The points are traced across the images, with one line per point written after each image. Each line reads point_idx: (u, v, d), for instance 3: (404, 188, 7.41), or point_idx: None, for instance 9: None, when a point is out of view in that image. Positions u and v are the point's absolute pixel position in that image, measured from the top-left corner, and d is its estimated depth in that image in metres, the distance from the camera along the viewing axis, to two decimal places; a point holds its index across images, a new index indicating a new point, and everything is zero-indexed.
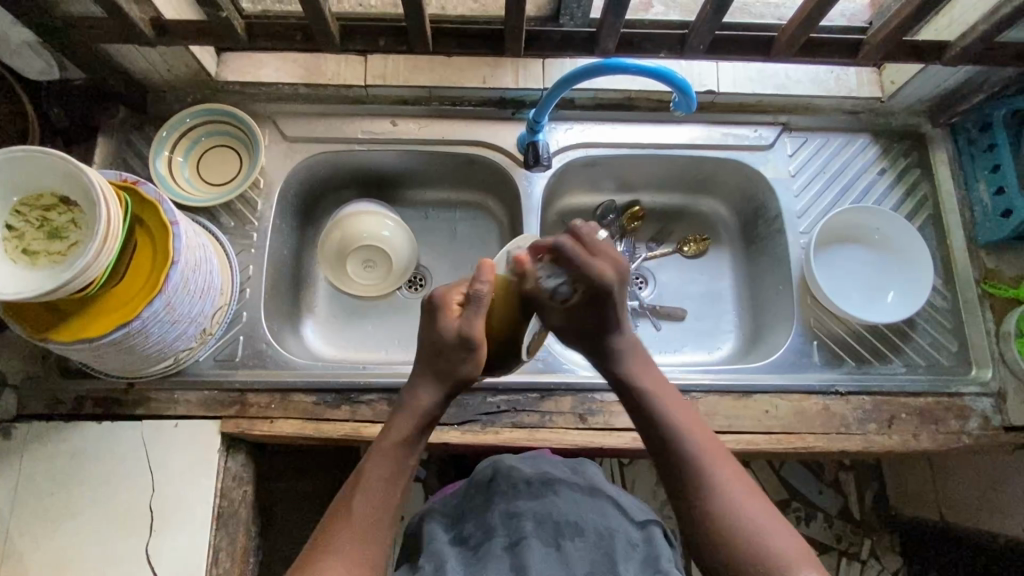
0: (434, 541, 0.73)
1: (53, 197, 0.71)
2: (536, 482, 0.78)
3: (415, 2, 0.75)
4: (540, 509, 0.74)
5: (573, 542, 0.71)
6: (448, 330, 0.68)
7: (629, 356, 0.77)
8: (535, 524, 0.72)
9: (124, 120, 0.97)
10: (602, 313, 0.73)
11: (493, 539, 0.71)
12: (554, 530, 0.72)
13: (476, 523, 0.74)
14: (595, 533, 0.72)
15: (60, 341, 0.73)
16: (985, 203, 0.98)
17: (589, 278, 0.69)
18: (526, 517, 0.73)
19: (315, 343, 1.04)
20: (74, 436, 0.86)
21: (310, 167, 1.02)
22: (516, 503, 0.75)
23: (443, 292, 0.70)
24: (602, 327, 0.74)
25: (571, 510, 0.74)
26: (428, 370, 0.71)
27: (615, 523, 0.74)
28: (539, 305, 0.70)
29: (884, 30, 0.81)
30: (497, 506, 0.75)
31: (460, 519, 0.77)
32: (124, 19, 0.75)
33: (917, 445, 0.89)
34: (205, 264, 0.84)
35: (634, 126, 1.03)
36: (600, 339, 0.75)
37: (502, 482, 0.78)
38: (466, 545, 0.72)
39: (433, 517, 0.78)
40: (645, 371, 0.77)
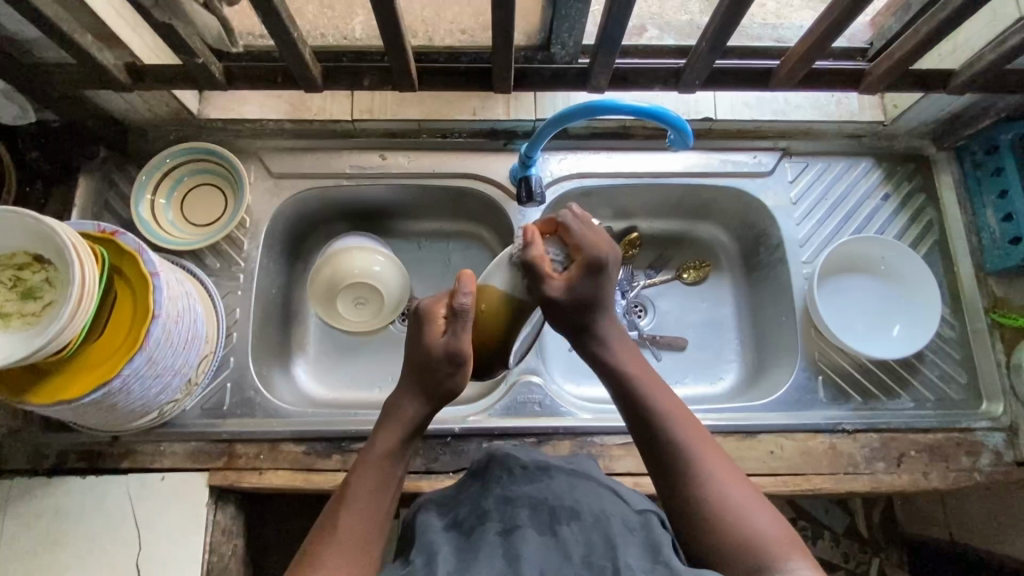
0: (425, 529, 0.63)
1: (26, 255, 0.69)
2: (533, 468, 0.69)
3: (399, 46, 0.72)
4: (535, 494, 0.64)
5: (568, 527, 0.60)
6: (435, 344, 0.65)
7: (614, 341, 0.71)
8: (530, 511, 0.62)
9: (105, 160, 0.95)
10: (601, 284, 0.68)
11: (486, 523, 0.61)
12: (549, 516, 0.61)
13: (470, 509, 0.65)
14: (592, 515, 0.61)
15: (37, 403, 0.70)
16: (993, 229, 0.95)
17: (588, 247, 0.67)
18: (520, 503, 0.63)
19: (306, 383, 1.01)
20: (58, 492, 0.83)
21: (298, 203, 0.99)
22: (512, 488, 0.65)
23: (429, 304, 0.68)
24: (596, 302, 0.68)
25: (569, 494, 0.64)
26: (411, 383, 0.68)
27: (613, 507, 0.63)
28: (539, 279, 0.67)
29: (887, 62, 0.78)
30: (491, 493, 0.66)
31: (456, 506, 0.67)
32: (98, 67, 0.72)
33: (927, 483, 0.87)
34: (189, 313, 0.81)
35: (629, 154, 1.00)
36: (591, 317, 0.69)
37: (498, 469, 0.69)
38: (459, 529, 0.62)
39: (428, 507, 0.68)
40: (631, 356, 0.71)
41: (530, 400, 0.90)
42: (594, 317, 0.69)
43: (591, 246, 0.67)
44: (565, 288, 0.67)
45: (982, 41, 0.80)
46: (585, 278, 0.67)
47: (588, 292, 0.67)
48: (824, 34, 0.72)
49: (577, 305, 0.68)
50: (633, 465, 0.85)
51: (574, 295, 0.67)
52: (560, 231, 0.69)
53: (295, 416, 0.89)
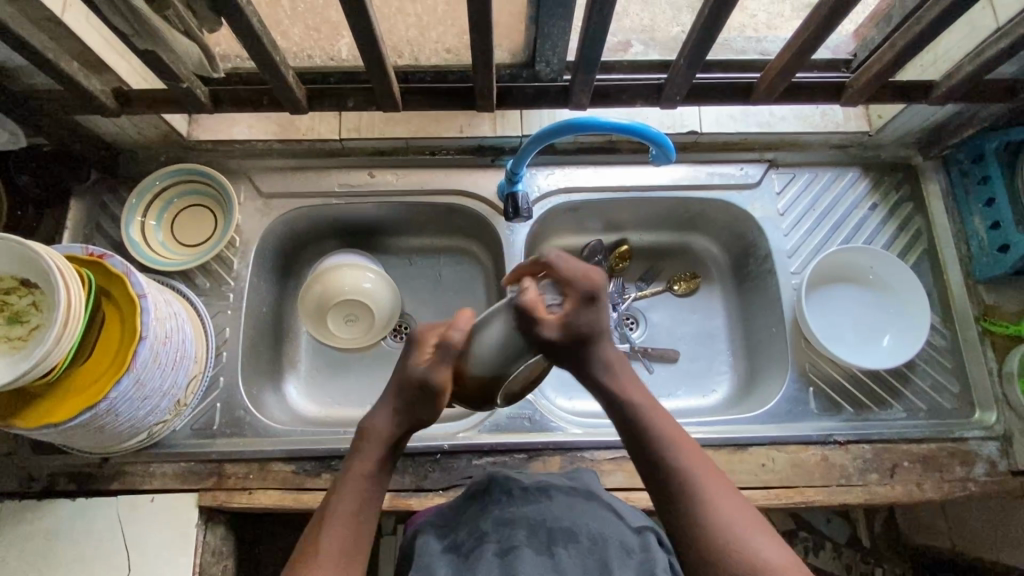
0: (423, 552, 0.62)
1: (13, 279, 0.70)
2: (532, 489, 0.68)
3: (381, 67, 0.74)
4: (533, 515, 0.63)
5: (566, 550, 0.59)
6: (414, 368, 0.65)
7: (617, 373, 0.67)
8: (528, 532, 0.61)
9: (97, 182, 0.96)
10: (597, 315, 0.65)
11: (483, 545, 0.60)
12: (547, 538, 0.60)
13: (469, 530, 0.64)
14: (589, 539, 0.61)
15: (26, 427, 0.70)
16: (981, 237, 0.95)
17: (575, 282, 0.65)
18: (519, 524, 0.62)
19: (297, 402, 1.01)
20: (47, 515, 0.83)
21: (288, 222, 1.00)
22: (509, 509, 0.64)
23: (421, 331, 0.68)
24: (593, 334, 0.65)
25: (567, 516, 0.63)
26: (390, 401, 0.66)
27: (611, 529, 0.63)
28: (533, 322, 0.63)
29: (865, 75, 0.79)
30: (489, 513, 0.65)
31: (455, 528, 0.66)
32: (86, 94, 0.74)
33: (921, 495, 0.86)
34: (177, 333, 0.81)
35: (616, 169, 1.01)
36: (584, 352, 0.66)
37: (496, 491, 0.68)
38: (458, 552, 0.61)
39: (426, 530, 0.66)
40: (636, 387, 0.68)
41: (520, 416, 0.89)
42: (588, 351, 0.66)
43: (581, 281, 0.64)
44: (559, 324, 0.64)
45: (961, 52, 0.81)
46: (579, 311, 0.64)
47: (582, 327, 0.64)
48: (802, 49, 0.73)
49: (569, 343, 0.65)
50: (624, 479, 0.85)
51: (570, 330, 0.64)
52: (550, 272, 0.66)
53: (284, 435, 0.89)
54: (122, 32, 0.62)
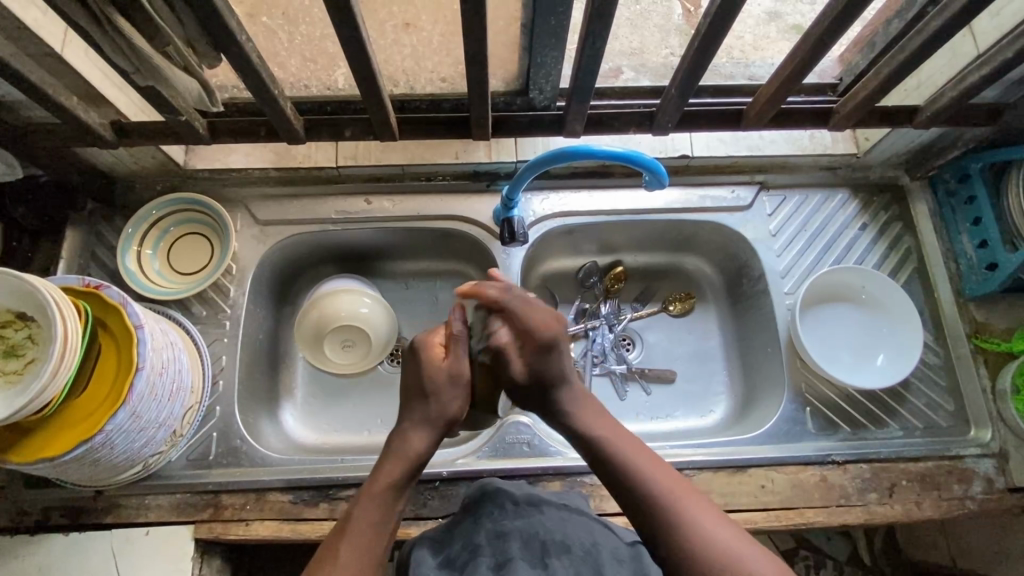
0: (418, 566, 0.61)
1: (9, 313, 0.69)
2: (525, 503, 0.69)
3: (378, 99, 0.75)
4: (527, 527, 0.64)
5: (559, 559, 0.60)
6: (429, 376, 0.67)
7: (579, 407, 0.69)
8: (522, 544, 0.61)
9: (93, 212, 0.96)
10: (559, 359, 0.68)
11: (477, 558, 0.60)
12: (540, 549, 0.61)
13: (463, 544, 0.63)
14: (583, 549, 0.62)
15: (19, 462, 0.70)
16: (970, 256, 0.96)
17: (535, 329, 0.67)
18: (512, 537, 0.62)
19: (294, 429, 1.00)
20: (38, 551, 0.82)
21: (285, 249, 1.00)
22: (503, 523, 0.65)
23: (423, 338, 0.70)
24: (555, 380, 0.68)
25: (559, 528, 0.64)
26: (411, 413, 0.67)
27: (604, 539, 0.65)
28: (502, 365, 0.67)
29: (852, 101, 0.81)
30: (483, 527, 0.65)
31: (449, 541, 0.65)
32: (84, 127, 0.74)
33: (921, 513, 0.86)
34: (174, 363, 0.81)
35: (610, 193, 1.02)
36: (552, 395, 0.68)
37: (489, 503, 0.69)
38: (453, 566, 0.61)
39: (422, 542, 0.66)
40: (597, 417, 0.68)
41: (519, 441, 0.89)
42: (552, 396, 0.68)
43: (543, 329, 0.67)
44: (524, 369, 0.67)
45: (944, 77, 0.83)
46: (537, 358, 0.67)
47: (543, 370, 0.67)
48: (791, 76, 0.74)
49: (538, 387, 0.67)
50: None
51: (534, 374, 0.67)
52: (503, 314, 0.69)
53: (282, 464, 0.88)
54: (123, 69, 0.63)
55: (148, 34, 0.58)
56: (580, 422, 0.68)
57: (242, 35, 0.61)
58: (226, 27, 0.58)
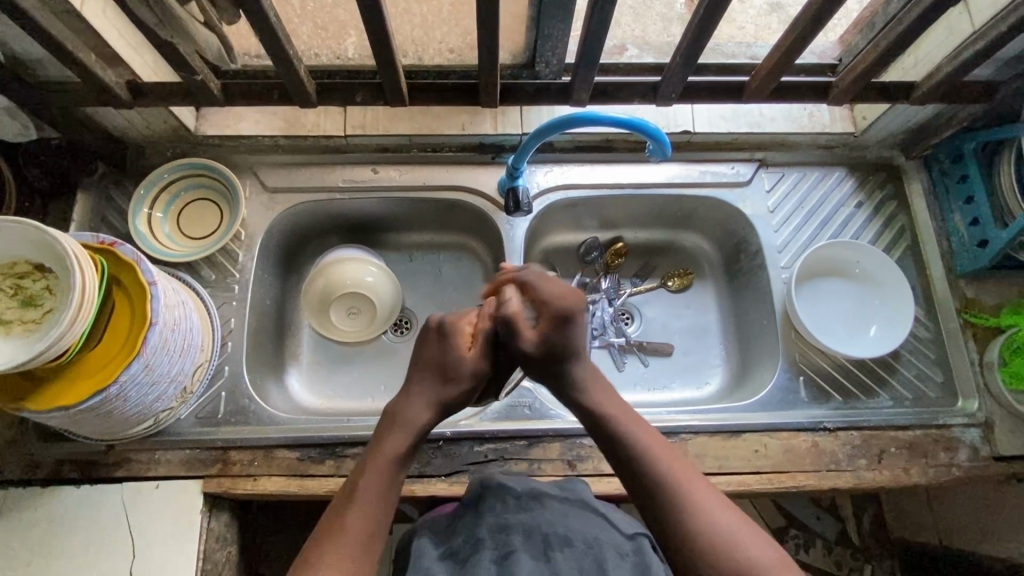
0: (421, 555, 0.67)
1: (28, 264, 0.72)
2: (526, 498, 0.73)
3: (390, 62, 0.77)
4: (529, 521, 0.69)
5: (562, 553, 0.65)
6: (458, 357, 0.71)
7: (593, 390, 0.72)
8: (524, 538, 0.67)
9: (104, 175, 0.97)
10: (571, 332, 0.70)
11: (481, 551, 0.65)
12: (543, 543, 0.67)
13: (466, 536, 0.69)
14: (583, 542, 0.67)
15: (35, 409, 0.71)
16: (962, 234, 0.99)
17: (552, 302, 0.70)
18: (514, 531, 0.68)
19: (300, 394, 1.03)
20: (51, 502, 0.84)
21: (293, 217, 1.02)
22: (505, 517, 0.70)
23: (455, 320, 0.73)
24: (569, 352, 0.70)
25: (562, 522, 0.70)
26: (419, 385, 0.70)
27: (605, 534, 0.69)
28: (512, 334, 0.69)
29: (851, 75, 0.83)
30: (486, 520, 0.70)
31: (452, 533, 0.70)
32: (102, 85, 0.76)
33: (908, 479, 0.89)
34: (185, 321, 0.83)
35: (613, 167, 1.04)
36: (562, 367, 0.71)
37: (492, 497, 0.74)
38: (456, 557, 0.66)
39: (423, 534, 0.71)
40: (611, 401, 0.72)
41: (521, 404, 0.91)
42: (563, 368, 0.71)
43: (562, 300, 0.70)
44: (536, 341, 0.70)
45: (939, 55, 0.85)
46: (553, 331, 0.69)
47: (558, 342, 0.69)
48: (790, 50, 0.77)
49: (551, 357, 0.70)
50: None
51: (547, 344, 0.69)
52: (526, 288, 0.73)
53: (289, 423, 0.90)
54: None
55: None
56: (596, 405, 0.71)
57: None
58: None
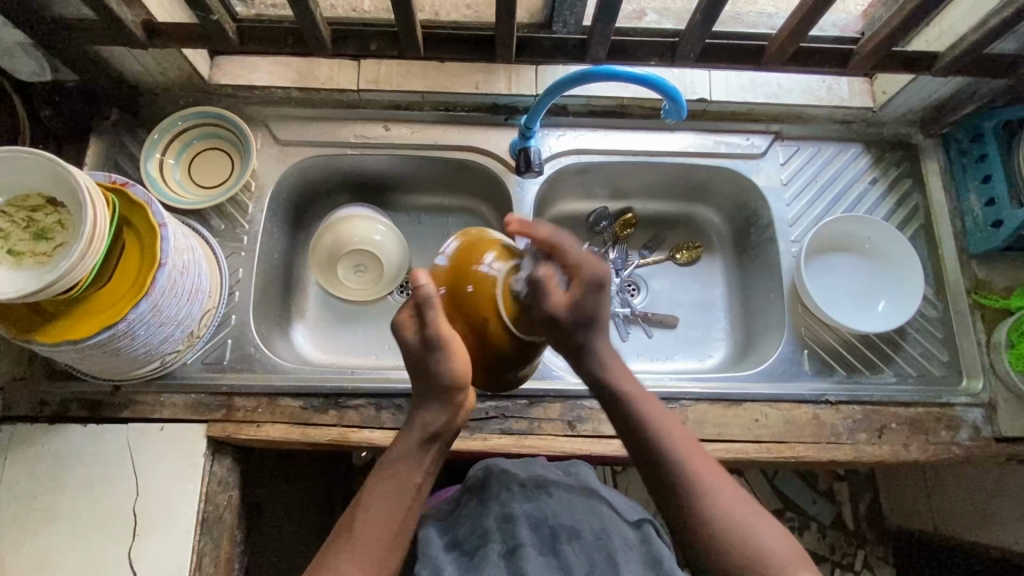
0: (429, 546, 0.73)
1: (41, 197, 0.72)
2: (531, 486, 0.77)
3: (406, 9, 0.76)
4: (535, 514, 0.74)
5: (570, 546, 0.70)
6: (414, 344, 0.64)
7: (610, 366, 0.70)
8: (532, 531, 0.72)
9: (118, 121, 0.97)
10: (599, 300, 0.66)
11: (488, 544, 0.71)
12: (550, 536, 0.72)
13: (472, 528, 0.74)
14: (591, 535, 0.72)
15: (44, 342, 0.72)
16: (976, 213, 0.98)
17: (588, 265, 0.66)
18: (521, 522, 0.73)
19: (305, 348, 1.03)
20: (58, 439, 0.85)
21: (303, 171, 1.02)
22: (511, 507, 0.74)
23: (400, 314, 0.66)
24: (587, 337, 0.68)
25: (568, 513, 0.74)
26: (422, 391, 0.67)
27: (612, 524, 0.74)
28: (540, 295, 0.63)
29: (873, 41, 0.81)
30: (492, 511, 0.74)
31: (456, 524, 0.76)
32: (117, 22, 0.75)
33: (908, 455, 0.89)
34: (194, 267, 0.83)
35: (626, 133, 1.03)
36: (587, 336, 0.68)
37: (496, 485, 0.77)
38: (462, 549, 0.72)
39: (429, 523, 0.77)
40: (630, 381, 0.70)
41: None
42: (588, 339, 0.68)
43: (592, 267, 0.66)
44: (567, 304, 0.64)
45: (964, 25, 0.83)
46: (588, 295, 0.65)
47: (589, 308, 0.65)
48: (812, 10, 0.75)
49: (578, 325, 0.66)
50: None
51: (576, 309, 0.65)
52: (554, 251, 0.65)
53: (293, 372, 0.91)
54: None
55: None
56: (613, 385, 0.69)
57: None
58: None
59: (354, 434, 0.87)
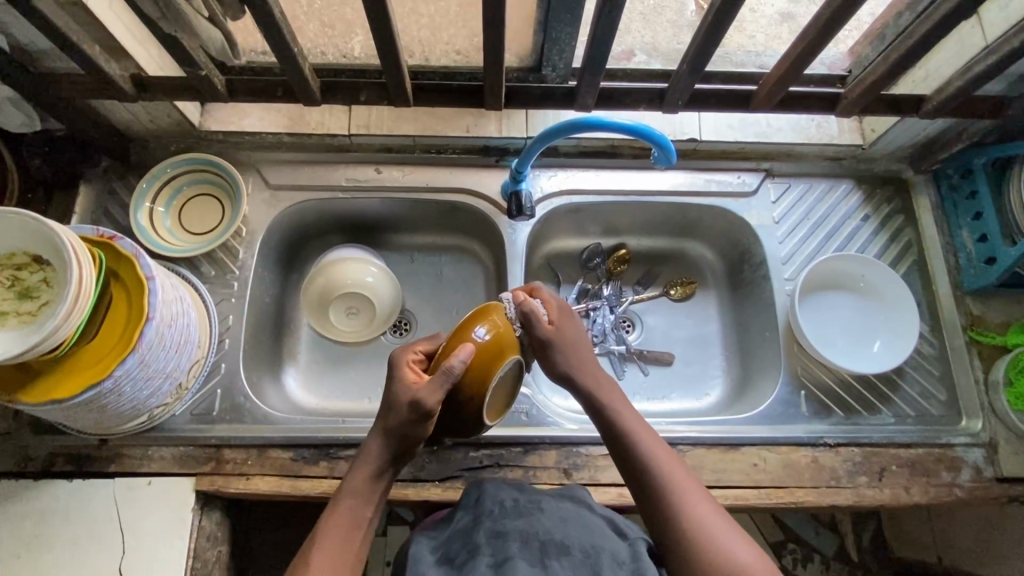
0: (416, 564, 0.68)
1: (26, 255, 0.71)
2: (525, 501, 0.74)
3: (393, 62, 0.76)
4: (527, 528, 0.69)
5: (559, 562, 0.65)
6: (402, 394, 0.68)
7: (593, 377, 0.77)
8: (521, 545, 0.67)
9: (108, 169, 0.97)
10: (571, 329, 0.78)
11: (477, 557, 0.66)
12: (539, 551, 0.67)
13: (462, 543, 0.69)
14: (581, 551, 0.67)
15: (28, 403, 0.71)
16: (969, 250, 0.98)
17: (559, 301, 0.79)
18: (511, 537, 0.68)
19: (297, 393, 1.02)
20: (42, 496, 0.84)
21: (294, 215, 1.02)
22: (502, 522, 0.70)
23: (402, 352, 0.72)
24: (569, 350, 0.77)
25: (560, 528, 0.69)
26: (378, 421, 0.71)
27: (604, 539, 0.69)
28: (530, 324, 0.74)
29: (861, 86, 0.82)
30: (482, 527, 0.70)
31: (446, 541, 0.71)
32: (105, 78, 0.75)
33: (909, 498, 0.88)
34: (182, 316, 0.82)
35: (617, 173, 1.04)
36: (566, 357, 0.77)
37: (488, 501, 0.74)
38: (451, 564, 0.67)
39: (419, 536, 0.73)
40: (615, 396, 0.77)
41: (517, 410, 0.91)
42: (566, 359, 0.76)
43: (563, 301, 0.79)
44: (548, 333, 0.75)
45: (950, 68, 0.84)
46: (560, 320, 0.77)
47: (563, 332, 0.77)
48: (798, 59, 0.75)
49: (558, 346, 0.76)
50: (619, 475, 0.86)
51: (556, 336, 0.76)
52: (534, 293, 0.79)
53: (284, 423, 0.89)
54: (148, 17, 0.65)
55: None
56: (597, 397, 0.76)
57: None
58: None
59: None
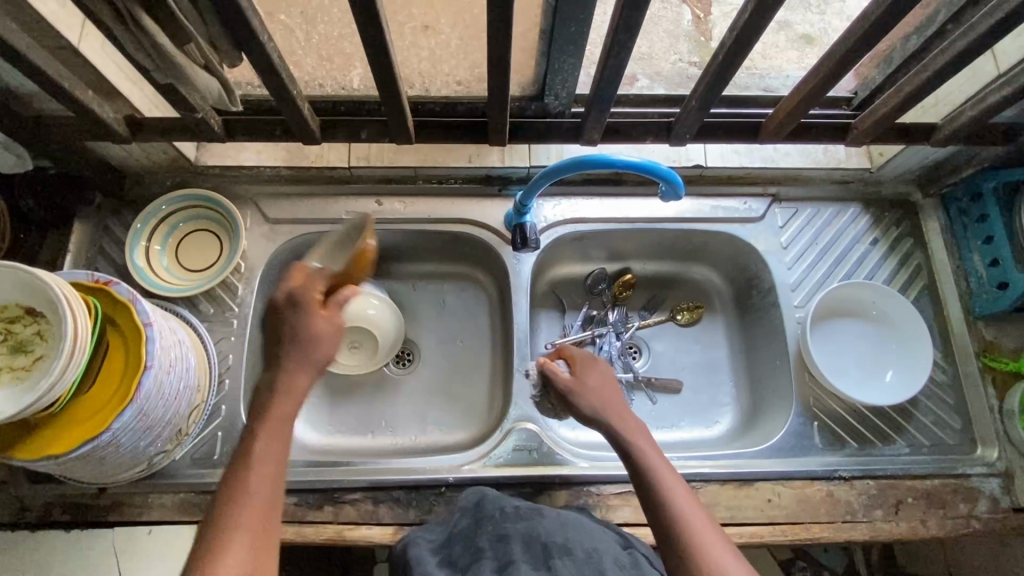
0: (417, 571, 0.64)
1: (19, 307, 0.69)
2: (525, 508, 0.71)
3: (394, 100, 0.75)
4: (528, 531, 0.66)
5: (563, 560, 0.61)
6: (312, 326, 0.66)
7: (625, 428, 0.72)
8: (523, 547, 0.64)
9: (102, 205, 0.95)
10: (600, 382, 0.77)
11: (481, 559, 0.63)
12: (542, 551, 0.63)
13: (464, 548, 0.67)
14: (584, 551, 0.64)
15: (23, 459, 0.69)
16: (980, 274, 0.96)
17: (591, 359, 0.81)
18: (513, 539, 0.65)
19: (299, 430, 1.00)
20: (40, 548, 0.81)
21: (294, 249, 1.00)
22: (504, 526, 0.68)
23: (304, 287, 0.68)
24: (599, 402, 0.75)
25: (561, 532, 0.66)
26: (288, 350, 0.65)
27: (604, 545, 0.66)
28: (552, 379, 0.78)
29: (872, 116, 0.80)
30: (484, 532, 0.68)
31: (447, 550, 0.68)
32: (98, 122, 0.74)
33: (926, 531, 0.86)
34: (182, 361, 0.80)
35: (622, 201, 1.02)
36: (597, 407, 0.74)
37: (488, 511, 0.72)
38: (455, 565, 0.64)
39: (418, 550, 0.69)
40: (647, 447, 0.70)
41: (526, 448, 0.89)
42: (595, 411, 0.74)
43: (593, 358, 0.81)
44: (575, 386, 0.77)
45: (960, 96, 0.83)
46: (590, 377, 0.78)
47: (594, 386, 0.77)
48: (808, 93, 0.74)
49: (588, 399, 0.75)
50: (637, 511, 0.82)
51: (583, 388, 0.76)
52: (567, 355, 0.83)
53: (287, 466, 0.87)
54: (144, 66, 0.64)
55: (170, 32, 0.58)
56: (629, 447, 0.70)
57: (264, 35, 0.61)
58: (249, 28, 0.58)
59: (350, 531, 0.83)
